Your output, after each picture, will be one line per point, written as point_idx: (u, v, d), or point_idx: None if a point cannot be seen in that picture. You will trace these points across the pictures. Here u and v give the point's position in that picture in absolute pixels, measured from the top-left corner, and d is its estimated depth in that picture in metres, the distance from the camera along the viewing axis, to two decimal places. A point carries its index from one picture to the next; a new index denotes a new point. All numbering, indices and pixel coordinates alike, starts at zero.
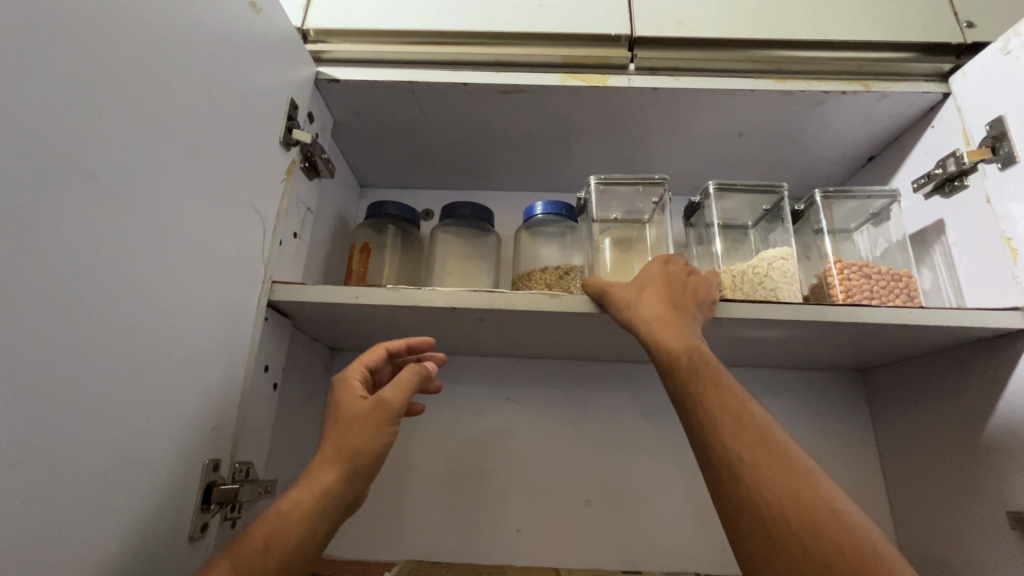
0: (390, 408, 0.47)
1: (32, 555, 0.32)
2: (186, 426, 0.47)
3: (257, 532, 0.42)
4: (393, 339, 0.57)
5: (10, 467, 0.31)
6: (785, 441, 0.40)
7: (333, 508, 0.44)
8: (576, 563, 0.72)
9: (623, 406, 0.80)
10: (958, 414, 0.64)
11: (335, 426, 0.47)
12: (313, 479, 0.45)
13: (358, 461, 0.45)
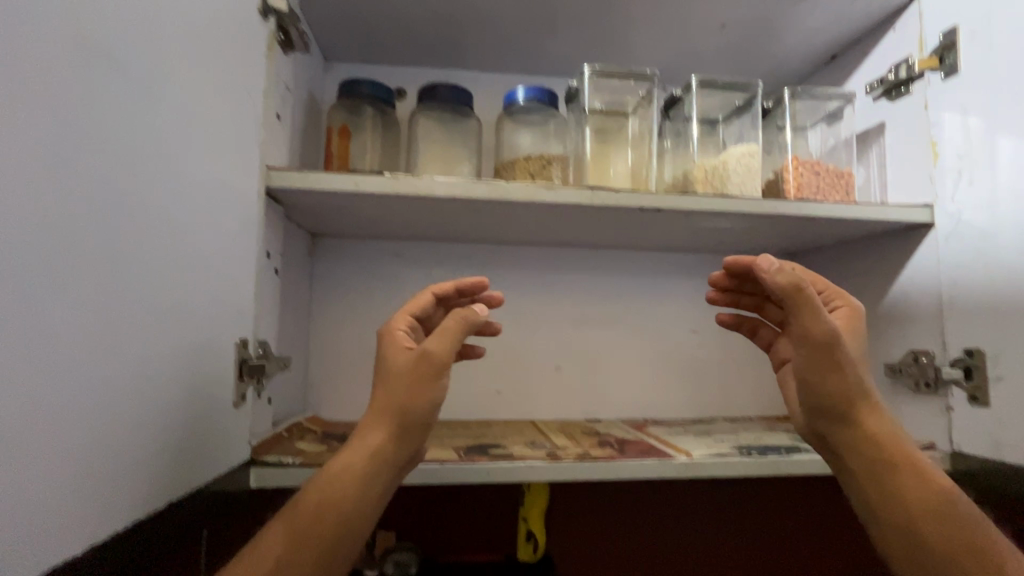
0: (433, 359, 0.46)
1: (136, 422, 0.37)
2: (220, 312, 0.50)
3: (310, 497, 0.44)
4: (442, 282, 0.56)
5: (108, 350, 0.34)
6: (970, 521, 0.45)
7: (389, 460, 0.46)
8: (550, 413, 0.86)
9: (591, 287, 0.89)
10: (864, 289, 0.78)
11: (382, 381, 0.48)
12: (365, 439, 0.46)
13: (407, 413, 0.47)
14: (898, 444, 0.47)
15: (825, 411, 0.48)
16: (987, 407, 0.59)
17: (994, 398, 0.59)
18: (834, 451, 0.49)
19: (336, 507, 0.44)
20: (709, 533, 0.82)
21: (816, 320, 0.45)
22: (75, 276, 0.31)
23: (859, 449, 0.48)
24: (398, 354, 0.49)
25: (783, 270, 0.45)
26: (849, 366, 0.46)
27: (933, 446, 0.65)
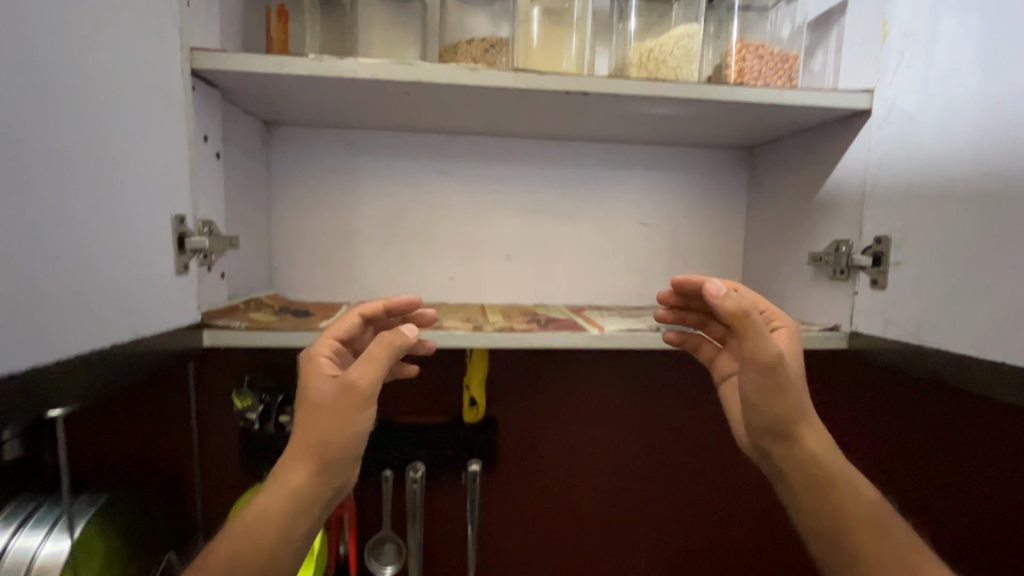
0: (359, 389, 0.54)
1: (90, 278, 0.43)
2: (159, 191, 0.54)
3: (235, 535, 0.52)
4: (370, 302, 0.62)
5: (58, 212, 0.39)
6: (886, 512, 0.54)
7: (312, 494, 0.54)
8: (498, 298, 0.92)
9: (541, 178, 0.91)
10: (805, 181, 0.78)
11: (307, 416, 0.54)
12: (286, 479, 0.53)
13: (329, 446, 0.53)
14: (829, 459, 0.56)
15: (765, 426, 0.57)
16: (882, 289, 0.63)
17: (890, 282, 0.62)
18: (776, 466, 0.58)
19: (258, 543, 0.52)
20: (639, 402, 0.91)
21: (757, 341, 0.53)
22: (16, 142, 0.35)
23: (796, 464, 0.57)
24: (320, 382, 0.55)
25: (730, 295, 0.54)
26: (783, 383, 0.56)
27: (837, 328, 0.69)
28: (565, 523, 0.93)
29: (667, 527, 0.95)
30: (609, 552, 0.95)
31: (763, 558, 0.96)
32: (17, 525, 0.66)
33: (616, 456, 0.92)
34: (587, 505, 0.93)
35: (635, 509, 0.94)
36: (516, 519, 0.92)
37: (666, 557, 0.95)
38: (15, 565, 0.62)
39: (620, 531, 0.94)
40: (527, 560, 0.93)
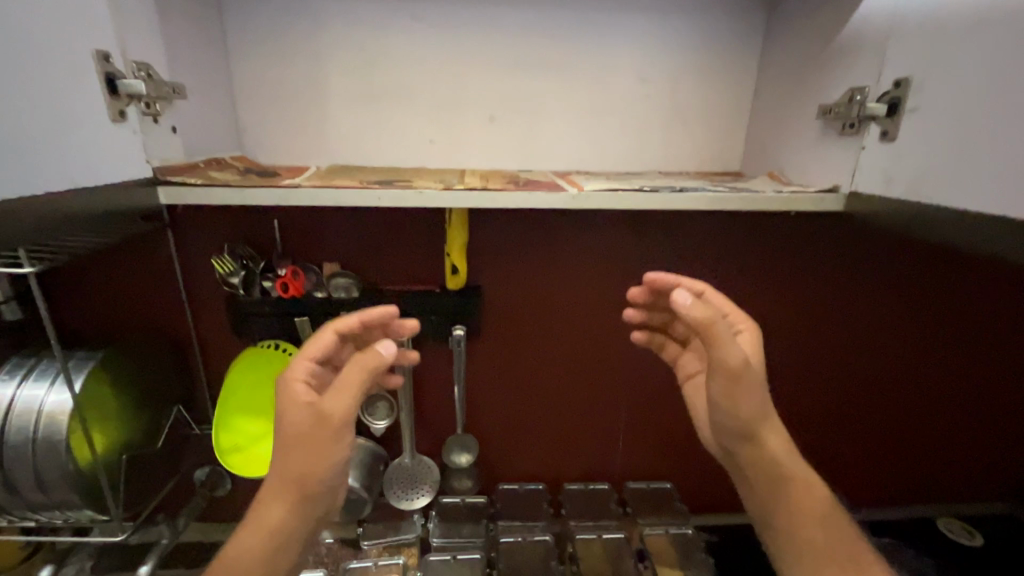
0: (330, 415, 0.58)
1: None
2: (58, 21, 0.49)
3: (221, 560, 0.59)
4: (344, 319, 0.66)
5: None
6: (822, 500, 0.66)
7: (290, 523, 0.60)
8: (481, 163, 0.86)
9: (526, 24, 0.80)
10: (830, 21, 0.67)
11: (281, 441, 0.59)
12: (265, 506, 0.60)
13: (307, 479, 0.59)
14: (782, 459, 0.66)
15: (733, 427, 0.64)
16: (892, 141, 0.58)
17: (903, 134, 0.56)
18: (739, 462, 0.67)
19: (242, 567, 0.58)
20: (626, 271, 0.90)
21: (726, 347, 0.59)
22: None
23: (755, 464, 0.66)
24: (292, 403, 0.59)
25: (695, 304, 0.58)
26: (747, 385, 0.62)
27: (835, 188, 0.65)
28: (549, 382, 0.98)
29: (647, 388, 0.99)
30: (590, 410, 1.01)
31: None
32: (23, 376, 0.72)
33: (600, 323, 0.94)
34: (569, 367, 0.97)
35: (616, 372, 0.98)
36: (502, 378, 0.97)
37: (643, 415, 1.01)
38: (28, 414, 0.69)
39: (601, 392, 0.99)
40: (512, 415, 1.00)
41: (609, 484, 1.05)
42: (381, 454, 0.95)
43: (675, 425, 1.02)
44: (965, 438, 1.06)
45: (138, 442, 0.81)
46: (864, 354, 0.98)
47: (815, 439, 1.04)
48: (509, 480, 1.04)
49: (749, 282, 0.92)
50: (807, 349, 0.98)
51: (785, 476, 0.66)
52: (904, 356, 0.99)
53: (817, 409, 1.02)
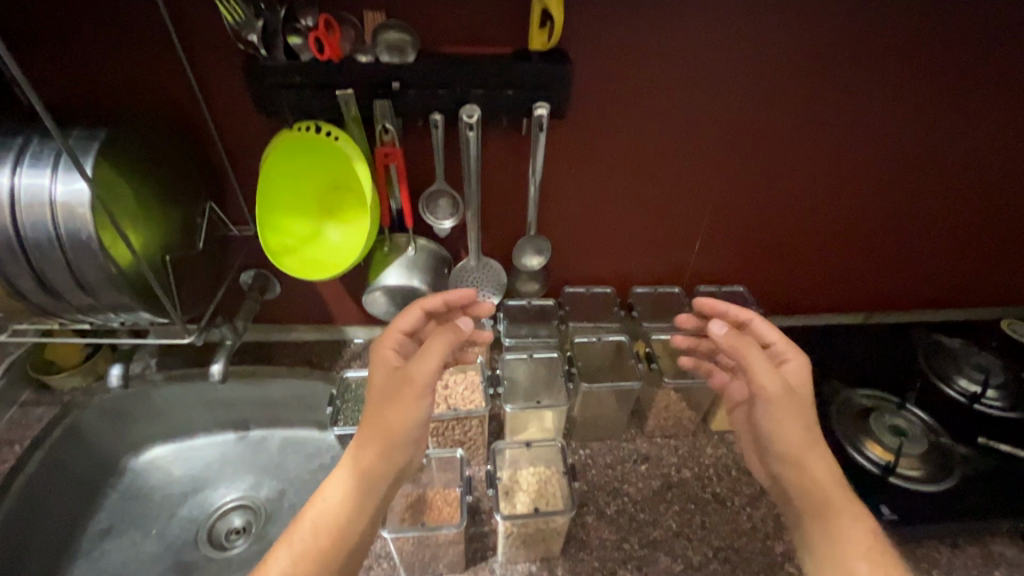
0: (420, 376, 0.62)
1: None
2: None
3: (310, 515, 0.58)
4: (429, 298, 0.73)
5: None
6: (840, 505, 0.60)
7: (376, 477, 0.61)
8: None
9: None
10: None
11: (375, 405, 0.63)
12: (354, 461, 0.61)
13: (383, 431, 0.61)
14: (813, 477, 0.63)
15: (775, 445, 0.66)
16: None
17: None
18: (779, 475, 0.67)
19: (338, 524, 0.58)
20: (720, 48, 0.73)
21: (758, 368, 0.65)
22: None
23: (791, 479, 0.65)
24: (382, 369, 0.65)
25: (729, 330, 0.68)
26: (786, 415, 0.65)
27: None
28: (633, 176, 0.85)
29: (741, 180, 0.88)
30: (672, 209, 0.90)
31: (827, 214, 0.94)
32: (15, 160, 0.57)
33: (698, 108, 0.78)
34: (659, 157, 0.84)
35: (711, 164, 0.85)
36: (581, 169, 0.83)
37: (729, 213, 0.92)
38: (39, 206, 0.56)
39: (688, 188, 0.88)
40: (587, 214, 0.89)
41: (680, 288, 1.01)
42: (445, 256, 0.86)
43: (760, 225, 0.94)
44: (1000, 258, 1.03)
45: (177, 245, 0.70)
46: (868, 196, 0.92)
47: (822, 276, 1.03)
48: (575, 284, 0.99)
49: (767, 110, 0.80)
50: (815, 193, 0.91)
51: (815, 488, 0.62)
52: (906, 198, 0.93)
53: (814, 253, 1.00)
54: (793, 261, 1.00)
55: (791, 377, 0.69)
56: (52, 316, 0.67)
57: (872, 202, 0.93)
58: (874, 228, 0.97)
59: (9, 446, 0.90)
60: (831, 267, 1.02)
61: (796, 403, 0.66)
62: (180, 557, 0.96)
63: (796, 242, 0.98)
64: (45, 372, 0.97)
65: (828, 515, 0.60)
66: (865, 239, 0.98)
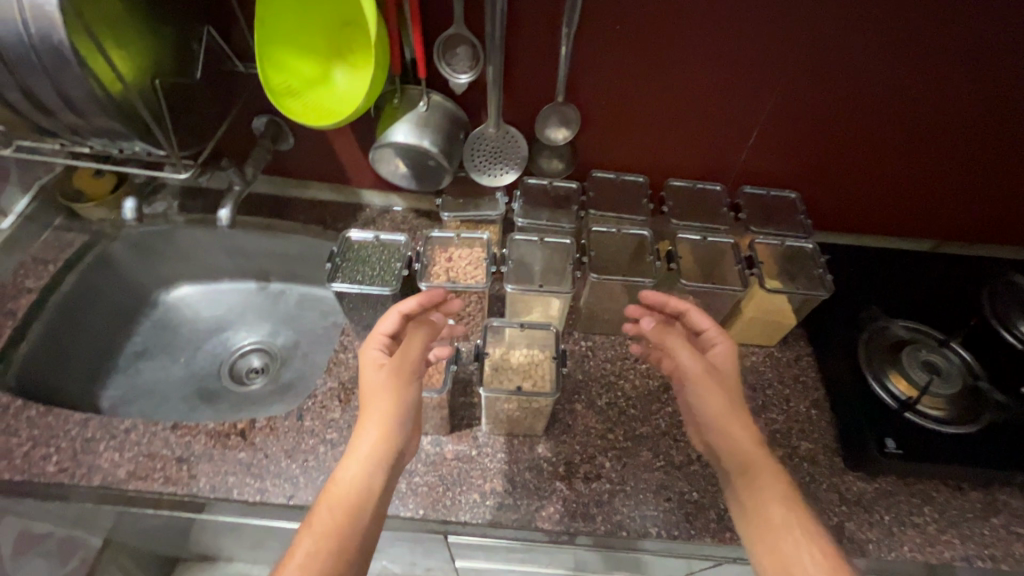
0: (409, 361, 0.67)
1: None
2: None
3: (322, 502, 0.57)
4: (405, 298, 0.70)
5: None
6: (772, 474, 0.62)
7: (382, 457, 0.61)
8: None
9: None
10: None
11: (369, 401, 0.64)
12: (357, 447, 0.61)
13: (385, 420, 0.62)
14: (743, 449, 0.65)
15: (708, 421, 0.68)
16: None
17: None
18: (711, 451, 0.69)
19: (353, 509, 0.57)
20: None
21: (677, 350, 0.72)
22: None
23: (722, 453, 0.66)
24: (371, 369, 0.66)
25: (656, 324, 0.76)
26: (710, 394, 0.69)
27: None
28: (683, 41, 0.73)
29: (814, 61, 0.74)
30: (724, 93, 0.78)
31: (905, 121, 0.80)
32: None
33: None
34: (718, 18, 0.70)
35: (780, 35, 0.71)
36: (623, 26, 0.72)
37: (789, 103, 0.79)
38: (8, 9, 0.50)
39: (748, 66, 0.75)
40: (623, 87, 0.79)
41: (722, 187, 0.90)
42: (461, 118, 0.79)
43: (824, 122, 0.81)
44: None
45: (172, 73, 0.66)
46: (958, 105, 0.77)
47: (884, 195, 0.91)
48: (604, 169, 0.90)
49: None
50: (889, 96, 0.77)
51: (749, 460, 0.64)
52: (1007, 111, 0.77)
53: (878, 169, 0.87)
54: (858, 171, 0.87)
55: (718, 355, 0.72)
56: (52, 136, 0.66)
57: (960, 115, 0.78)
58: (968, 143, 0.81)
59: (44, 265, 0.94)
60: (904, 184, 0.89)
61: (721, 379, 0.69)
62: (205, 385, 1.03)
63: (866, 149, 0.84)
64: (74, 200, 0.97)
65: (755, 477, 0.62)
66: (946, 156, 0.84)
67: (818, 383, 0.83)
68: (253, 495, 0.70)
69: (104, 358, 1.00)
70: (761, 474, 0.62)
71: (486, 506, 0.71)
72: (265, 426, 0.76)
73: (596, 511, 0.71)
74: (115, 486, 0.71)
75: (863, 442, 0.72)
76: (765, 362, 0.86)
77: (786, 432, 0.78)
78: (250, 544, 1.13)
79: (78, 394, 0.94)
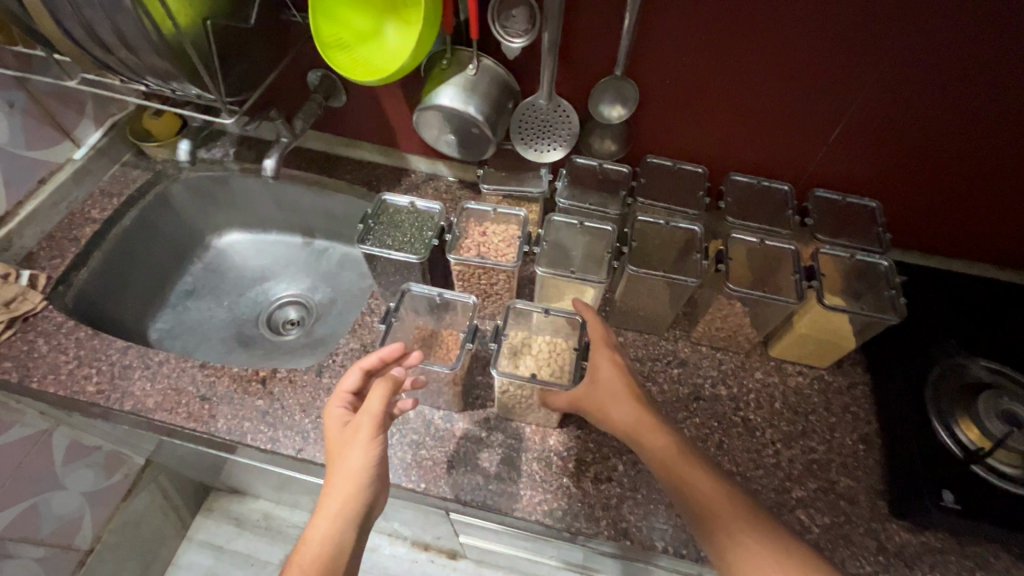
0: (375, 413, 0.60)
1: None
2: None
3: (291, 563, 0.53)
4: (366, 357, 0.65)
5: None
6: (689, 465, 0.58)
7: (351, 511, 0.55)
8: None
9: None
10: None
11: (335, 458, 0.59)
12: (324, 505, 0.55)
13: (346, 481, 0.56)
14: (655, 452, 0.59)
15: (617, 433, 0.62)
16: None
17: None
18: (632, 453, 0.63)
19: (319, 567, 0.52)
20: None
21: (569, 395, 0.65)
22: None
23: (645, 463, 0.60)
24: (337, 429, 0.61)
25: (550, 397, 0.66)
26: (607, 408, 0.63)
27: None
28: (754, 28, 0.66)
29: (912, 50, 0.64)
30: (803, 78, 0.69)
31: (1013, 136, 0.69)
32: None
33: None
34: (795, 6, 0.63)
35: (871, 21, 0.62)
36: (690, 7, 0.66)
37: (872, 106, 0.70)
38: None
39: (836, 47, 0.65)
40: (689, 64, 0.71)
41: (790, 187, 0.82)
42: (511, 87, 0.75)
43: (919, 122, 0.70)
44: None
45: (226, 15, 0.66)
46: None
47: (978, 218, 0.79)
48: (660, 156, 0.84)
49: None
50: (995, 106, 0.66)
51: (661, 459, 0.59)
52: None
53: (973, 187, 0.76)
54: (953, 182, 0.76)
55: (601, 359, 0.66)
56: (111, 71, 0.68)
57: None
58: None
59: (109, 198, 0.99)
60: (1010, 204, 0.76)
61: (601, 393, 0.63)
62: (243, 331, 1.07)
63: (966, 158, 0.73)
64: (142, 139, 1.02)
65: (679, 474, 0.57)
66: None
67: (872, 416, 0.75)
68: (265, 443, 0.72)
69: (156, 293, 1.05)
70: (683, 466, 0.58)
71: (488, 491, 0.69)
72: (285, 376, 0.77)
73: (601, 514, 0.67)
74: (143, 413, 0.75)
75: (916, 491, 0.64)
76: (813, 385, 0.78)
77: (825, 464, 0.71)
78: (273, 485, 1.19)
79: (133, 325, 1.00)
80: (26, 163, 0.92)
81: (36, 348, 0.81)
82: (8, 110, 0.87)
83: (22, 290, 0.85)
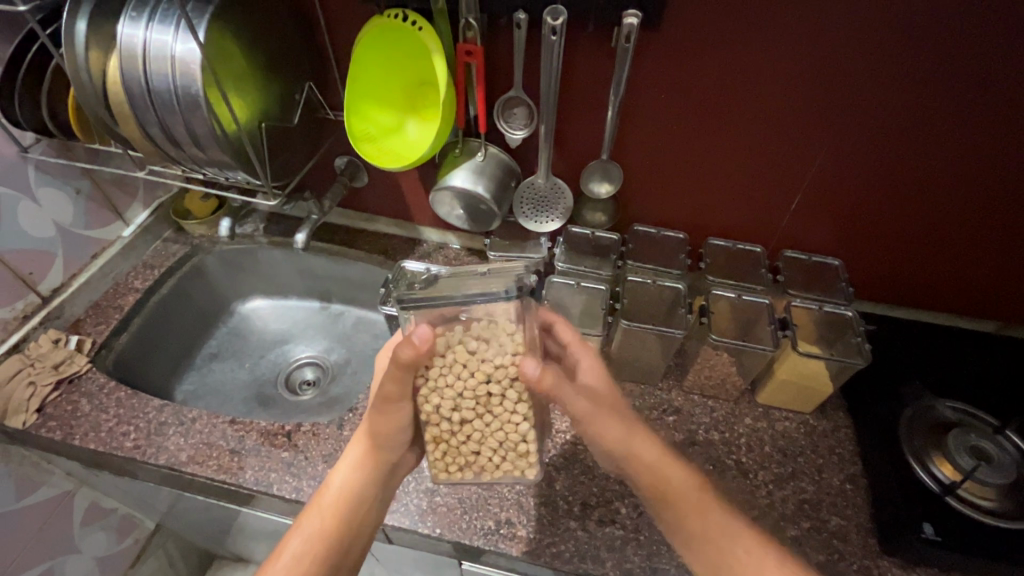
0: None
1: None
2: None
3: (319, 498, 0.67)
4: None
5: None
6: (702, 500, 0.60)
7: (372, 468, 0.67)
8: None
9: None
10: None
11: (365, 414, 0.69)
12: (349, 453, 0.68)
13: (369, 443, 0.67)
14: (672, 489, 0.61)
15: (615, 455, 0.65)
16: None
17: None
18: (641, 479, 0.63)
19: (340, 509, 0.65)
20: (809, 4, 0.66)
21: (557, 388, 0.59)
22: None
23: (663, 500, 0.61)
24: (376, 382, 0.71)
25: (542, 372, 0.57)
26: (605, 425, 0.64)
27: None
28: (709, 128, 0.80)
29: (837, 143, 0.78)
30: (793, 136, 0.79)
31: (935, 206, 0.81)
32: (149, 17, 0.65)
33: (778, 66, 0.72)
34: (739, 112, 0.78)
35: (801, 123, 0.77)
36: (657, 111, 0.80)
37: (815, 185, 0.84)
38: (165, 62, 0.65)
39: (835, 94, 0.73)
40: (695, 117, 0.80)
41: (762, 248, 0.92)
42: (513, 168, 0.88)
43: (907, 166, 0.78)
44: None
45: (275, 114, 0.79)
46: (987, 195, 0.77)
47: (924, 274, 0.89)
48: (645, 223, 0.95)
49: (862, 78, 0.71)
50: (914, 182, 0.79)
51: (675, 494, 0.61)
52: None
53: (914, 249, 0.87)
54: (934, 225, 0.83)
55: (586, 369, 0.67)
56: (176, 163, 0.80)
57: (989, 205, 0.78)
58: (1005, 230, 0.80)
59: (151, 269, 1.10)
60: (976, 254, 0.84)
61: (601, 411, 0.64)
62: (263, 391, 1.13)
63: (942, 206, 0.81)
64: (183, 218, 1.14)
65: (701, 510, 0.59)
66: (984, 241, 0.83)
67: (855, 457, 0.80)
68: (289, 492, 0.77)
69: (184, 355, 1.13)
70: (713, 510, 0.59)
71: (499, 535, 0.73)
72: (309, 430, 0.83)
73: (606, 556, 0.71)
74: (175, 466, 0.80)
75: (899, 525, 0.69)
76: (800, 429, 0.84)
77: (816, 503, 0.75)
78: None
79: (159, 384, 1.07)
80: (83, 240, 1.03)
81: (79, 408, 0.87)
82: (74, 196, 0.99)
83: (69, 353, 0.93)
